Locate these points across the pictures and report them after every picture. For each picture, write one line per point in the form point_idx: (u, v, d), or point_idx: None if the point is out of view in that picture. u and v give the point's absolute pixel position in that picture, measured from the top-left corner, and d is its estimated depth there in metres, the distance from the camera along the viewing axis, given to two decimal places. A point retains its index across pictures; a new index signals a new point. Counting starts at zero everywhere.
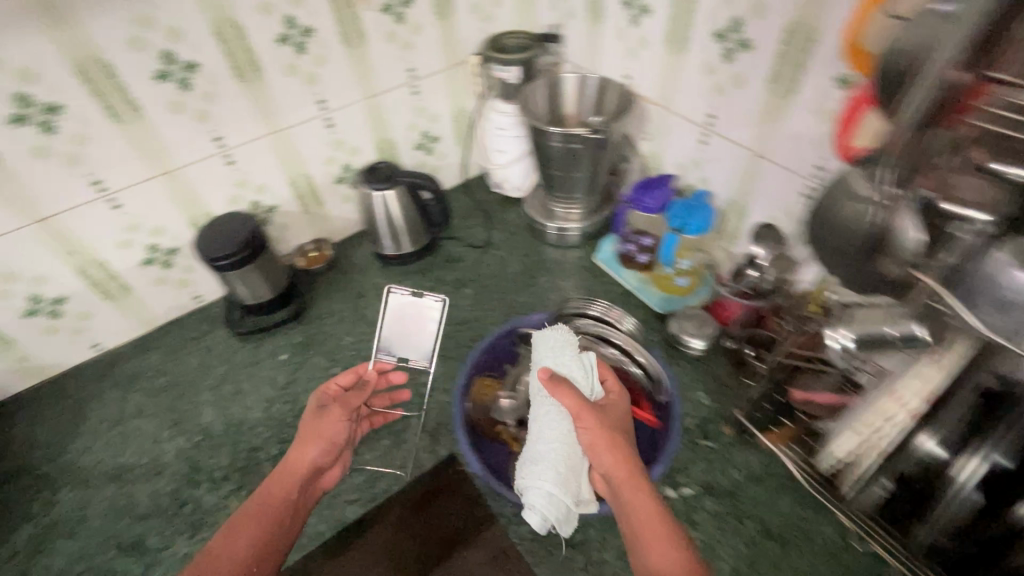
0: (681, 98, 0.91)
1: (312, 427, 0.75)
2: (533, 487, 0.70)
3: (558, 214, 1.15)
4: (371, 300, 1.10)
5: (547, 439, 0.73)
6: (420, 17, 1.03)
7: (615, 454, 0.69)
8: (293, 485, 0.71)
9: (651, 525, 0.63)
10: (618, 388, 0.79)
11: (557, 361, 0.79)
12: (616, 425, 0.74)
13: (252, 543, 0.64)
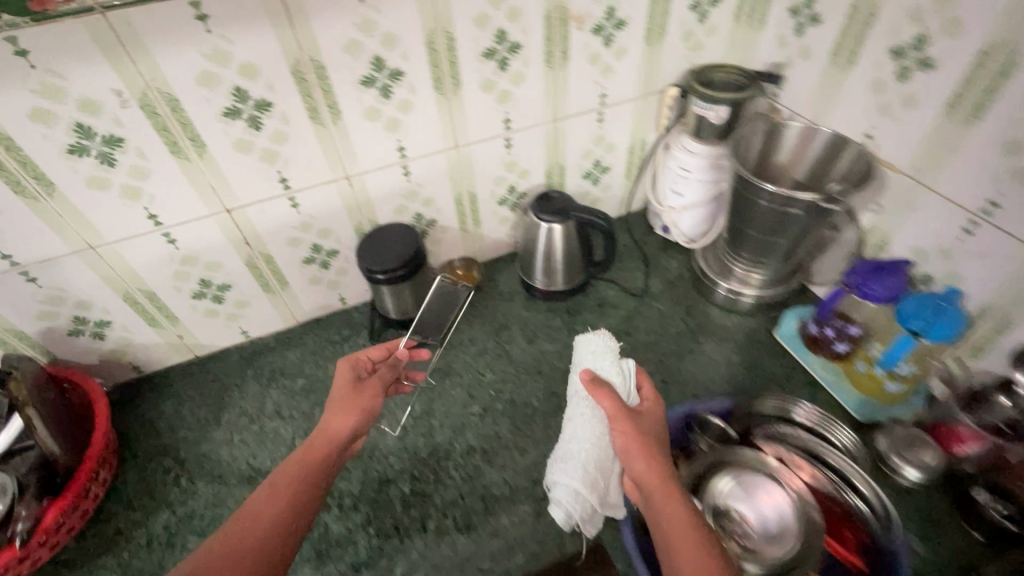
0: (950, 176, 0.74)
1: (336, 397, 0.71)
2: (560, 481, 0.72)
3: (736, 275, 1.01)
4: (513, 335, 1.01)
5: (580, 440, 0.75)
6: (629, 41, 0.92)
7: (647, 459, 0.61)
8: (329, 441, 0.66)
9: (675, 532, 0.54)
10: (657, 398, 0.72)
11: (596, 364, 0.82)
12: (655, 434, 0.65)
13: (279, 514, 0.57)
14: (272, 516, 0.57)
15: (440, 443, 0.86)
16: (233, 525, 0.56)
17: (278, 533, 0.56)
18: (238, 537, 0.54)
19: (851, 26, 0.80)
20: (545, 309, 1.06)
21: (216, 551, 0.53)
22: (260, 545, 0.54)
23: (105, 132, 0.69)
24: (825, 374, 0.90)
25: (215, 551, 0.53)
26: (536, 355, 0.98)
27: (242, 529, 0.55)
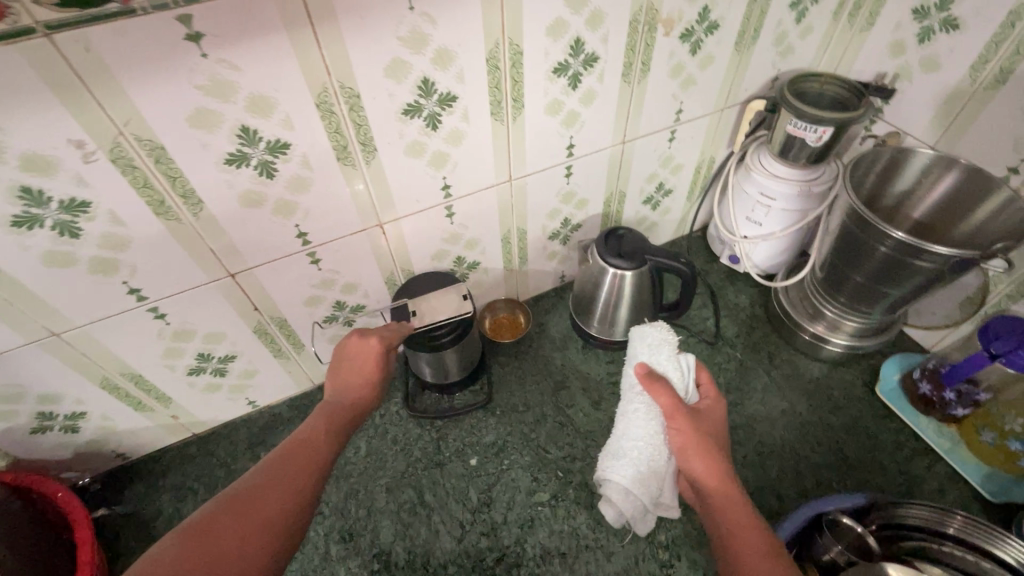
0: None
1: (345, 371, 0.66)
2: (610, 479, 0.68)
3: (827, 319, 0.87)
4: (574, 397, 0.87)
5: (633, 438, 0.68)
6: (718, 48, 0.75)
7: (709, 460, 0.58)
8: (350, 412, 0.64)
9: (743, 526, 0.53)
10: (716, 394, 0.68)
11: (650, 351, 0.71)
12: (715, 435, 0.62)
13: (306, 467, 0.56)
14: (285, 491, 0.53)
15: (507, 546, 0.72)
16: (268, 468, 0.54)
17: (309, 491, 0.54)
18: (277, 479, 0.53)
19: (1008, 37, 0.65)
20: (605, 361, 0.91)
21: (260, 483, 0.53)
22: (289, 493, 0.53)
23: (63, 196, 0.50)
24: (938, 438, 0.79)
25: (250, 491, 0.52)
26: (603, 421, 0.84)
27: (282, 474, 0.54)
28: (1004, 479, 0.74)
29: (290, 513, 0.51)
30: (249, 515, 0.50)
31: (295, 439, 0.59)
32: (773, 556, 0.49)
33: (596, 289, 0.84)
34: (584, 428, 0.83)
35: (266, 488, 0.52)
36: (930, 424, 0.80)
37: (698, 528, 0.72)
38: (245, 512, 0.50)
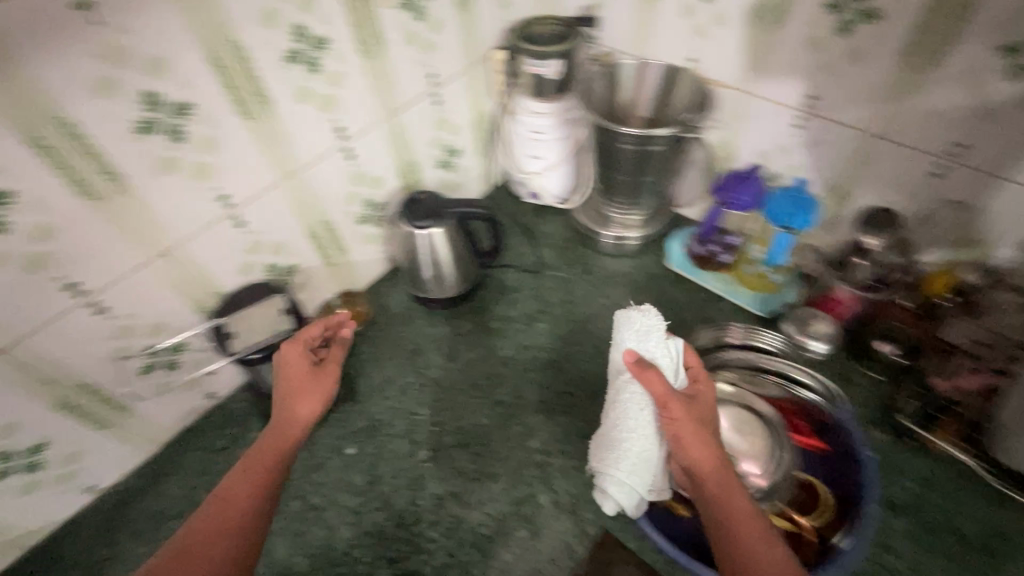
0: (770, 82, 0.81)
1: (294, 390, 0.69)
2: (610, 472, 0.65)
3: (614, 220, 1.03)
4: (431, 358, 0.92)
5: (627, 429, 0.65)
6: (442, 12, 0.84)
7: (702, 446, 0.60)
8: (269, 459, 0.63)
9: (749, 522, 0.55)
10: (705, 379, 0.68)
11: (630, 327, 0.69)
12: (707, 421, 0.63)
13: (264, 475, 0.62)
14: (224, 537, 0.57)
15: (404, 509, 0.75)
16: (201, 521, 0.58)
17: (238, 531, 0.58)
18: (242, 484, 0.61)
19: None
20: (451, 318, 0.97)
21: (198, 533, 0.56)
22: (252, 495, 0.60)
23: None
24: (719, 284, 0.97)
25: (189, 544, 0.56)
26: (461, 370, 0.90)
27: (250, 477, 0.61)
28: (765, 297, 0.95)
29: (252, 515, 0.59)
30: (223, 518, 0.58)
31: (222, 489, 0.60)
32: (768, 541, 0.54)
33: (415, 254, 0.89)
34: (447, 381, 0.89)
35: (235, 496, 0.60)
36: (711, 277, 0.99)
37: (562, 423, 0.82)
38: (185, 560, 0.54)
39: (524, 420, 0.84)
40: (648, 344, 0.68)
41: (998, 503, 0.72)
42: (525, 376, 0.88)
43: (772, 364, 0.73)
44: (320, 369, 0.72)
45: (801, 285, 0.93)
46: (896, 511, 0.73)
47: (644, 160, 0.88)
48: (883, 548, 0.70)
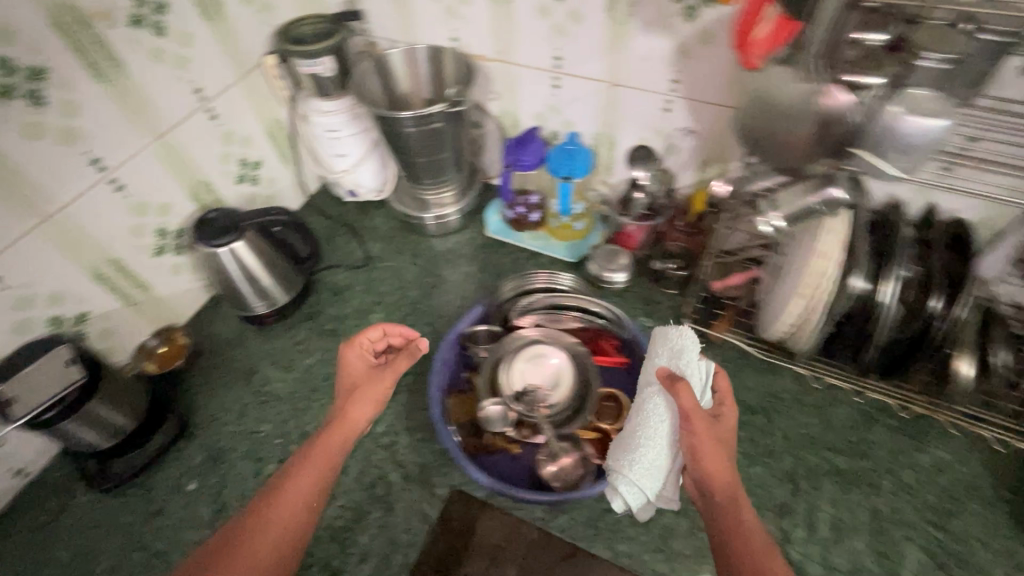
0: (521, 49, 0.89)
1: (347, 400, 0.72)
2: (623, 474, 0.66)
3: (431, 202, 1.07)
4: (267, 373, 0.90)
5: (644, 439, 0.66)
6: (186, 24, 0.82)
7: (719, 461, 0.60)
8: (327, 457, 0.65)
9: (756, 538, 0.55)
10: (732, 402, 0.68)
11: (678, 339, 0.73)
12: (726, 439, 0.63)
13: (317, 479, 0.63)
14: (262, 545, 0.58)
15: None
16: (219, 542, 0.58)
17: (280, 543, 0.59)
18: (295, 486, 0.62)
19: None
20: (284, 329, 0.96)
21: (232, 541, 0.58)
22: (307, 494, 0.62)
23: None
24: (537, 242, 1.05)
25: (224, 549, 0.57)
26: (300, 378, 0.90)
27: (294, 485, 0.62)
28: (575, 244, 1.04)
29: (294, 519, 0.60)
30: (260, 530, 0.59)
31: (256, 499, 0.62)
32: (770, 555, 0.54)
33: (223, 274, 0.87)
34: (286, 391, 0.88)
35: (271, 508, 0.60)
36: (528, 236, 1.07)
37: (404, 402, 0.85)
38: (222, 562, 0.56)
39: None
40: (693, 360, 0.71)
41: (770, 370, 0.87)
42: None
43: (566, 302, 0.82)
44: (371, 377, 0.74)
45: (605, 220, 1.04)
46: None
47: (432, 138, 0.93)
48: None
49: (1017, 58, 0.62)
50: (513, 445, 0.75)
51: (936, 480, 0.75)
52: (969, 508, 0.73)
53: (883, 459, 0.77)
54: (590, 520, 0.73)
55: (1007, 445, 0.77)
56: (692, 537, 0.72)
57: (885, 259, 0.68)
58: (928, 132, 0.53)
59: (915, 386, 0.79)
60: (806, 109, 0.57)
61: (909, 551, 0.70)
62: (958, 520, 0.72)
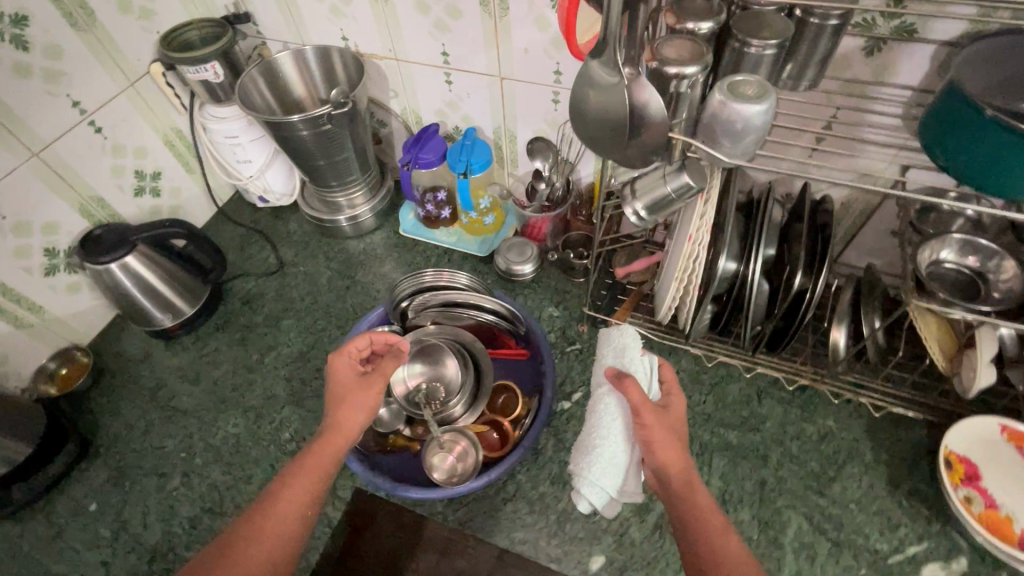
0: (411, 46, 0.89)
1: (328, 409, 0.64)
2: (584, 477, 0.65)
3: (343, 205, 1.06)
4: (173, 388, 0.89)
5: (600, 439, 0.65)
6: (53, 37, 0.79)
7: (674, 451, 0.60)
8: (313, 481, 0.59)
9: (711, 521, 0.57)
10: (678, 391, 0.67)
11: (620, 337, 0.71)
12: (678, 429, 0.63)
13: (303, 500, 0.57)
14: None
15: (156, 542, 0.75)
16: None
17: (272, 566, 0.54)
18: (284, 502, 0.57)
19: None
20: (192, 342, 0.95)
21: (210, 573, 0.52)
22: (295, 515, 0.57)
23: None
24: (451, 238, 1.06)
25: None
26: (208, 389, 0.89)
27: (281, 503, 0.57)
28: (487, 238, 1.05)
29: (278, 544, 0.55)
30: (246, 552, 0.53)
31: (226, 535, 0.55)
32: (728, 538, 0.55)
33: (118, 291, 0.86)
34: (193, 404, 0.87)
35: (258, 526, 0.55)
36: (441, 232, 1.07)
37: (311, 407, 0.86)
38: None
39: (276, 416, 0.86)
40: (636, 354, 0.69)
41: (671, 351, 0.89)
42: (273, 375, 0.90)
43: (460, 299, 0.80)
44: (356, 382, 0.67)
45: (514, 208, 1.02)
46: None
47: (327, 141, 0.92)
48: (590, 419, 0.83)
49: (859, 39, 0.64)
50: (416, 443, 0.78)
51: (820, 447, 0.79)
52: (849, 472, 0.77)
53: (772, 431, 0.81)
54: (489, 510, 0.75)
55: (880, 408, 0.80)
56: (586, 520, 0.74)
57: (752, 241, 0.70)
58: (754, 120, 0.52)
59: (804, 358, 0.83)
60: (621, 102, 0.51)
61: (792, 517, 0.74)
62: (838, 484, 0.76)
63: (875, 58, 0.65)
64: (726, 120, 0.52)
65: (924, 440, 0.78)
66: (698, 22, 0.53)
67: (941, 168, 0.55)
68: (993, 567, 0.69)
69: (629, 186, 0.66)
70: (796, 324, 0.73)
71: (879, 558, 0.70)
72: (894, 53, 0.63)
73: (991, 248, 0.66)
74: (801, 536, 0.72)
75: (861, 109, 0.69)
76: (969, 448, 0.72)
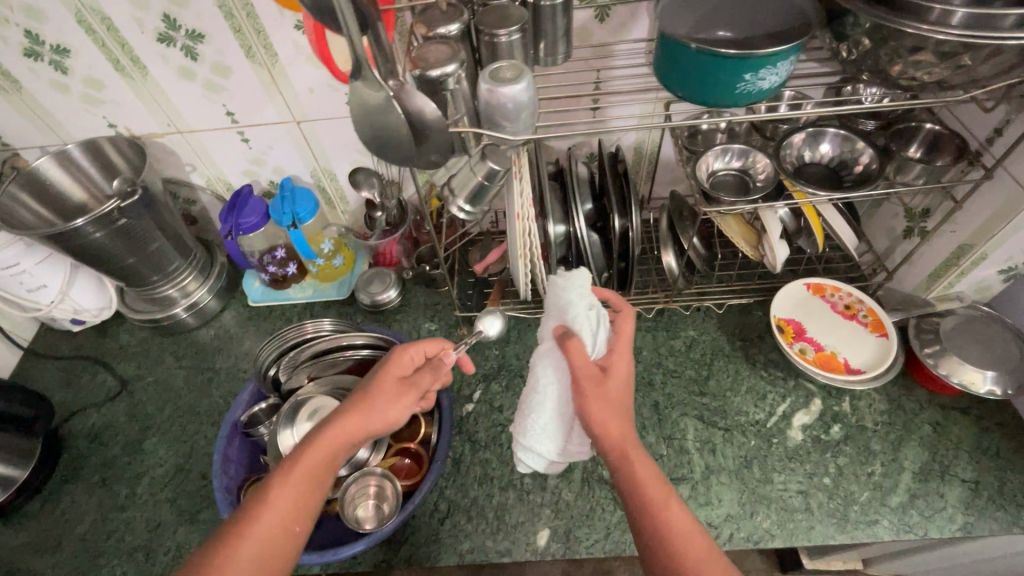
0: (190, 114, 0.85)
1: (373, 402, 0.61)
2: (520, 444, 0.68)
3: (175, 295, 0.98)
4: (31, 567, 0.76)
5: (536, 405, 0.66)
6: None
7: (615, 419, 0.60)
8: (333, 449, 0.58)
9: (661, 490, 0.57)
10: (625, 346, 0.66)
11: (568, 286, 0.67)
12: (620, 396, 0.62)
13: (326, 465, 0.58)
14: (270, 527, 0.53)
15: None
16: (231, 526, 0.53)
17: (294, 516, 0.55)
18: (310, 465, 0.57)
19: None
20: (38, 507, 0.81)
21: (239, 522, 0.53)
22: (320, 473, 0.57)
23: None
24: (305, 293, 1.02)
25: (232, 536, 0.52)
26: (75, 552, 0.77)
27: (313, 462, 0.57)
28: (343, 280, 1.03)
29: (305, 498, 0.56)
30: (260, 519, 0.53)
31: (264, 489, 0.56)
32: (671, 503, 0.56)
33: None
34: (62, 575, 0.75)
35: (270, 504, 0.54)
36: (294, 289, 1.03)
37: (209, 517, 0.78)
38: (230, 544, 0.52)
39: (168, 544, 0.76)
40: (585, 312, 0.65)
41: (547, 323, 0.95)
42: (153, 502, 0.80)
43: (325, 346, 0.79)
44: (405, 389, 0.64)
45: (359, 243, 1.02)
46: (496, 375, 0.90)
47: (130, 237, 0.84)
48: (497, 410, 0.86)
49: (589, 11, 0.75)
50: (333, 504, 0.76)
51: (690, 355, 0.90)
52: (718, 367, 0.88)
53: (650, 358, 0.90)
54: (429, 536, 0.74)
55: (722, 305, 0.94)
56: (522, 505, 0.76)
57: (571, 201, 0.78)
58: (522, 99, 0.58)
59: (653, 287, 0.94)
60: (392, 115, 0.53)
61: (688, 423, 0.83)
62: (712, 380, 0.87)
63: (607, 22, 0.76)
64: (500, 102, 0.57)
65: (763, 318, 0.92)
66: (443, 25, 0.59)
67: (681, 97, 0.65)
68: (839, 397, 0.83)
69: (447, 188, 0.70)
70: (630, 260, 0.81)
71: (761, 426, 0.81)
72: (620, 15, 0.75)
73: (744, 149, 0.80)
74: (700, 435, 0.81)
75: (614, 66, 0.81)
76: (790, 311, 0.87)
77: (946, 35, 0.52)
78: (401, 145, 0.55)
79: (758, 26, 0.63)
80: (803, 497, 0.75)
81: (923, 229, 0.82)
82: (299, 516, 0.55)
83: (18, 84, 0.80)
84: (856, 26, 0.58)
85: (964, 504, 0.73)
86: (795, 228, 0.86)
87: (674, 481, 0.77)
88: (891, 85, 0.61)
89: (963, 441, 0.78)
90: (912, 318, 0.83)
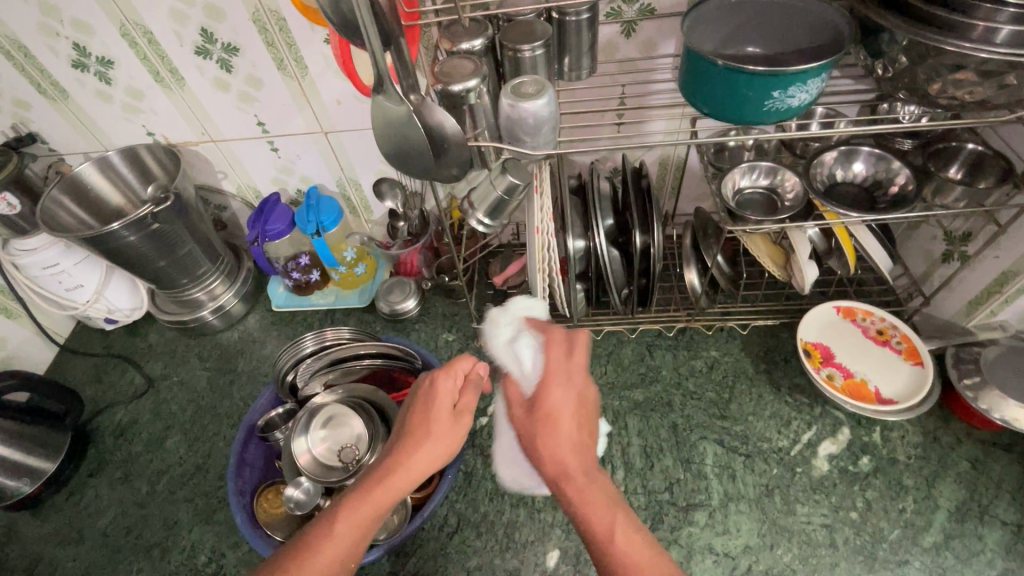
0: (223, 123, 0.88)
1: (431, 432, 0.58)
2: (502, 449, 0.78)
3: (203, 298, 1.00)
4: (54, 558, 0.78)
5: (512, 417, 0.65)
6: None
7: (549, 439, 0.54)
8: (397, 482, 0.55)
9: (607, 514, 0.50)
10: (577, 367, 0.59)
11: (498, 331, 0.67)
12: (563, 417, 0.55)
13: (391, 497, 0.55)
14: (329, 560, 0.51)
15: None
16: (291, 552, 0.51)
17: (350, 546, 0.52)
18: (370, 499, 0.54)
19: (22, 62, 0.80)
20: (64, 500, 0.84)
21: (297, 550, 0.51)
22: (381, 506, 0.54)
23: None
24: (329, 299, 1.04)
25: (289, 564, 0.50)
26: (95, 546, 0.79)
27: (372, 496, 0.54)
28: (364, 288, 1.04)
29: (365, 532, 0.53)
30: (319, 551, 0.51)
31: (322, 518, 0.53)
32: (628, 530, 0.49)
33: None
34: (83, 567, 0.77)
35: (328, 537, 0.52)
36: (316, 296, 1.05)
37: (223, 519, 0.79)
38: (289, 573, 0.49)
39: (182, 543, 0.78)
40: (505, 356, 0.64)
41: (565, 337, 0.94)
42: (171, 501, 0.82)
43: (342, 354, 0.80)
44: (464, 416, 0.60)
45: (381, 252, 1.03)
46: None
47: (162, 242, 0.87)
48: None
49: (615, 26, 0.74)
50: None
51: (711, 377, 0.87)
52: (740, 390, 0.85)
53: (669, 377, 0.88)
54: (437, 550, 0.74)
55: (747, 326, 0.91)
56: (532, 523, 0.75)
57: (591, 215, 0.76)
58: (542, 113, 0.57)
59: (676, 305, 0.93)
60: (413, 129, 0.54)
61: (707, 447, 0.80)
62: (734, 404, 0.84)
63: (634, 37, 0.75)
64: (520, 115, 0.57)
65: (789, 341, 0.89)
66: (467, 40, 0.59)
67: (707, 114, 0.63)
68: (869, 427, 0.80)
69: (466, 201, 0.70)
70: (651, 277, 0.80)
71: (784, 454, 0.78)
72: (646, 30, 0.74)
73: (772, 167, 0.78)
74: (719, 460, 0.79)
75: (641, 80, 0.80)
76: (817, 335, 0.83)
77: (990, 53, 0.49)
78: (421, 160, 0.56)
79: (787, 44, 0.64)
80: (827, 531, 0.71)
81: (963, 253, 0.78)
82: (355, 555, 0.52)
83: (65, 93, 0.84)
84: (892, 43, 0.56)
85: (1004, 549, 0.68)
86: (826, 248, 0.82)
87: (690, 507, 0.75)
88: (930, 105, 0.58)
89: (1003, 480, 0.73)
90: (951, 347, 0.79)
